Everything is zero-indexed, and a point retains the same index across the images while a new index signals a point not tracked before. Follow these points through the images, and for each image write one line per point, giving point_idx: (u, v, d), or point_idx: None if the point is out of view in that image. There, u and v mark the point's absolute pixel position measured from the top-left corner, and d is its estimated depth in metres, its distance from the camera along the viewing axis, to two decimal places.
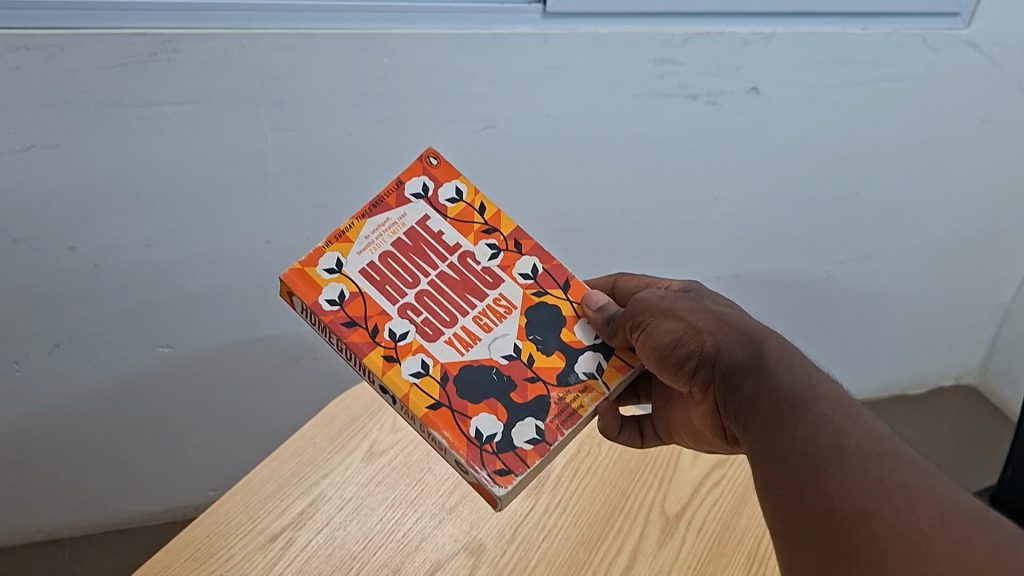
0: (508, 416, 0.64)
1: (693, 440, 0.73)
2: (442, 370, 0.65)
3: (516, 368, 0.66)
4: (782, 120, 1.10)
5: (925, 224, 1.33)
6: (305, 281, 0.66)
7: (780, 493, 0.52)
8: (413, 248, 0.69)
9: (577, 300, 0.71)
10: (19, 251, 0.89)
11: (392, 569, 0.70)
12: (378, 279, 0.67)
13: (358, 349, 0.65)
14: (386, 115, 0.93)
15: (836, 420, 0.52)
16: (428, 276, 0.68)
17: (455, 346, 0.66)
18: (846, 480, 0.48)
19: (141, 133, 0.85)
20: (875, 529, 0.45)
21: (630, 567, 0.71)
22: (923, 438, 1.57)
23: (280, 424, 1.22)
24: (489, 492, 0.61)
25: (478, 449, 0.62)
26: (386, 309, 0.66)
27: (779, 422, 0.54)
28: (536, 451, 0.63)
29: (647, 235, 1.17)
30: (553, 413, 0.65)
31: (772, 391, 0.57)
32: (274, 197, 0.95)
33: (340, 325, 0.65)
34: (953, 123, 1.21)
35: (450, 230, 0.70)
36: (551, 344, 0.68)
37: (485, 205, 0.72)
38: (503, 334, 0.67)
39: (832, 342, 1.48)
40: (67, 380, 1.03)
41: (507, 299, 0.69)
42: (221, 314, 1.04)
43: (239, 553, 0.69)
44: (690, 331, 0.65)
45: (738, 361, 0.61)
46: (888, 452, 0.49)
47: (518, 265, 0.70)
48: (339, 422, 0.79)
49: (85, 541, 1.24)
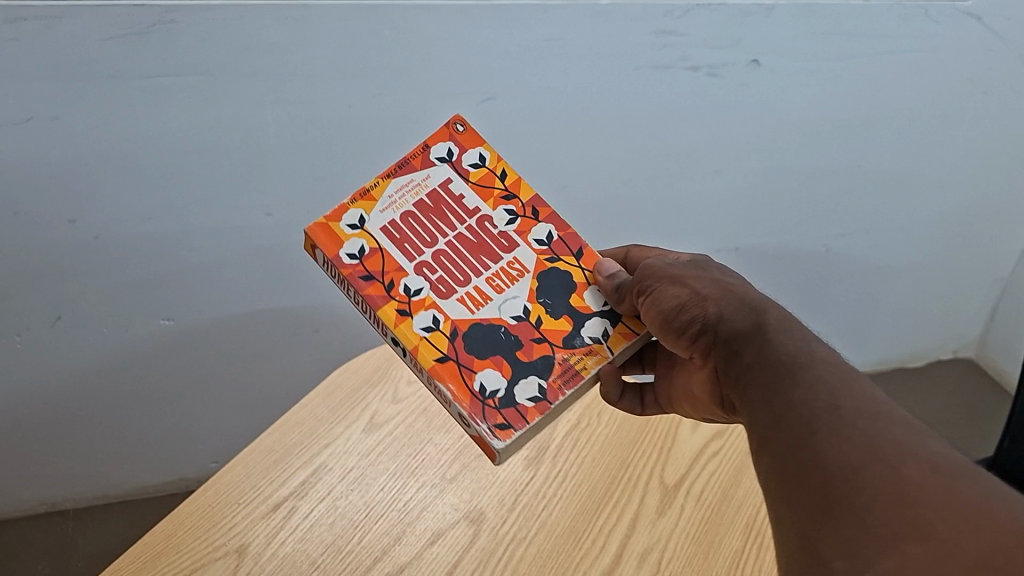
0: (512, 373, 0.65)
1: (692, 409, 0.73)
2: (453, 326, 0.67)
3: (524, 329, 0.68)
4: (783, 92, 1.09)
5: (927, 196, 1.33)
6: (328, 235, 0.68)
7: (776, 451, 0.53)
8: (434, 209, 0.70)
9: (589, 268, 0.71)
10: (19, 223, 0.89)
11: (393, 537, 0.71)
12: (398, 237, 0.69)
13: (372, 301, 0.67)
14: (385, 88, 0.93)
15: (833, 384, 0.54)
16: (447, 236, 0.70)
17: (467, 304, 0.68)
18: (841, 438, 0.50)
19: (142, 104, 0.85)
20: (865, 480, 0.48)
21: (629, 536, 0.72)
22: (920, 410, 1.59)
23: (280, 397, 1.23)
24: (488, 445, 0.62)
25: (481, 403, 0.64)
26: (403, 265, 0.68)
27: (778, 385, 0.56)
28: (536, 409, 0.64)
29: (646, 208, 1.17)
30: (557, 373, 0.66)
31: (772, 356, 0.58)
32: (274, 170, 0.95)
33: (358, 278, 0.67)
34: (957, 95, 1.20)
35: (471, 194, 0.71)
36: (560, 308, 0.69)
37: (507, 171, 0.73)
38: (513, 297, 0.69)
39: (835, 316, 1.47)
40: (69, 351, 1.03)
41: (521, 263, 0.70)
42: (221, 287, 1.04)
43: (242, 522, 0.70)
44: (694, 297, 0.65)
45: (739, 330, 0.62)
46: (881, 413, 0.52)
47: (534, 231, 0.71)
48: (340, 393, 0.79)
49: (87, 514, 1.25)
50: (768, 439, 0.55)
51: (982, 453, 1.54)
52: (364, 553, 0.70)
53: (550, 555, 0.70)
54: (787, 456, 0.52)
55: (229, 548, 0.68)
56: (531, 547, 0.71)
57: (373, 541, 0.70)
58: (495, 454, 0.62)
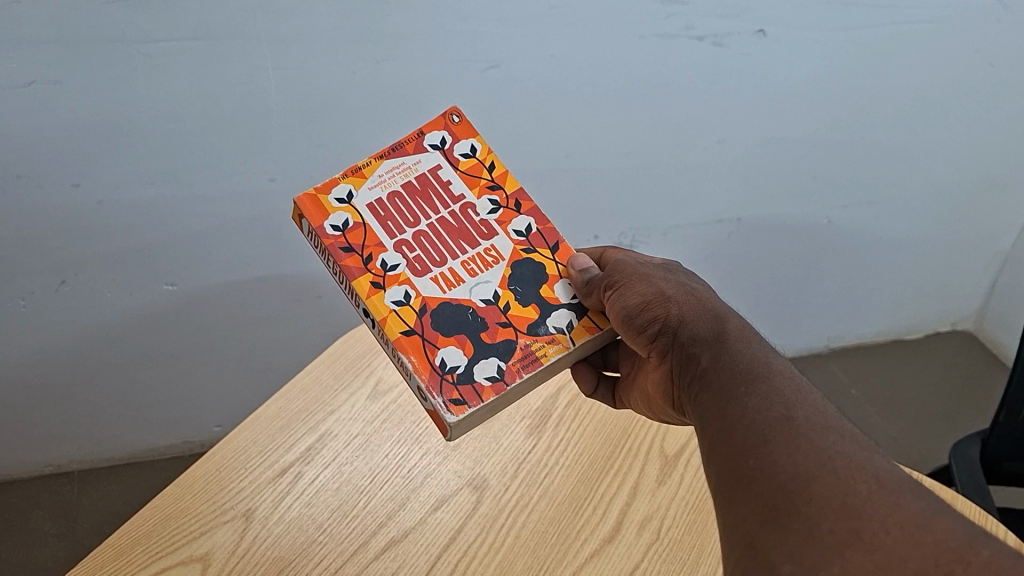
0: (474, 352, 0.63)
1: (648, 408, 0.71)
2: (422, 303, 0.65)
3: (492, 312, 0.65)
4: (788, 62, 1.09)
5: (929, 168, 1.33)
6: (315, 206, 0.67)
7: (726, 459, 0.52)
8: (420, 192, 0.69)
9: (563, 262, 0.68)
10: (23, 187, 0.90)
11: (397, 503, 0.70)
12: (382, 215, 0.67)
13: (349, 273, 0.65)
14: (385, 55, 0.92)
15: (787, 393, 0.54)
16: (429, 218, 0.68)
17: (440, 284, 0.66)
18: (793, 447, 0.50)
19: (143, 69, 0.85)
20: (814, 491, 0.47)
21: (629, 504, 0.72)
22: (915, 383, 1.60)
23: (284, 362, 1.24)
24: (442, 419, 0.60)
25: (439, 377, 0.62)
26: (383, 241, 0.67)
27: (732, 393, 0.55)
28: (492, 389, 0.62)
29: (650, 177, 1.18)
30: (517, 357, 0.64)
31: (729, 362, 0.58)
32: (276, 137, 0.95)
33: (338, 249, 0.66)
34: (959, 67, 1.19)
35: (458, 182, 0.70)
36: (529, 296, 0.67)
37: (496, 163, 0.71)
38: (486, 281, 0.66)
39: (831, 284, 1.49)
40: (73, 313, 1.04)
41: (497, 250, 0.68)
42: (224, 254, 1.05)
43: (250, 486, 0.70)
44: (659, 297, 0.63)
45: (700, 334, 0.61)
46: (834, 426, 0.51)
47: (514, 222, 0.69)
48: (344, 359, 0.79)
49: (91, 475, 1.27)
50: (719, 445, 0.53)
51: (978, 423, 1.54)
52: (369, 518, 0.69)
53: (551, 522, 0.70)
54: (739, 461, 0.51)
55: (237, 511, 0.68)
56: (533, 514, 0.70)
57: (378, 507, 0.70)
58: (448, 429, 0.60)
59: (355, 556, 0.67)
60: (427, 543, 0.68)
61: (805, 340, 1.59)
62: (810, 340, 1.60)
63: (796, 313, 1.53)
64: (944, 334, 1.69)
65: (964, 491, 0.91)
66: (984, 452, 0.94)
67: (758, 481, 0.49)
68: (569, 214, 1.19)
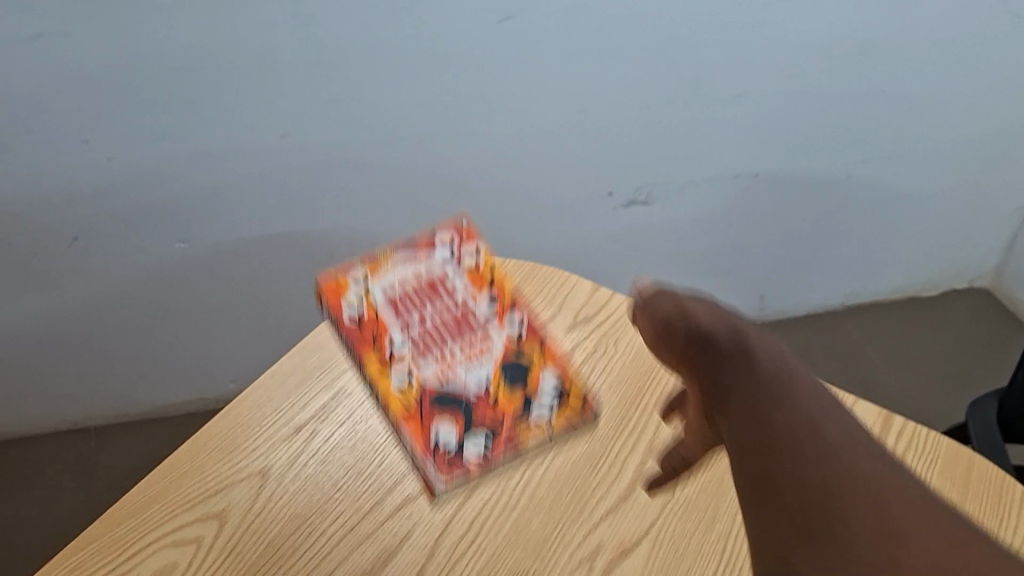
0: (465, 432, 0.71)
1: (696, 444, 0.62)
2: (422, 390, 0.74)
3: (483, 401, 0.74)
4: (810, 13, 1.06)
5: (951, 123, 1.31)
6: (336, 294, 0.80)
7: (756, 490, 0.44)
8: (429, 292, 0.81)
9: (549, 356, 0.78)
10: (34, 142, 0.90)
11: (412, 460, 0.69)
12: (394, 310, 0.79)
13: (359, 364, 0.75)
14: (399, 7, 0.91)
15: (818, 408, 0.45)
16: (434, 320, 0.79)
17: (439, 373, 0.75)
18: (826, 471, 0.41)
19: (152, 21, 0.83)
20: (852, 519, 0.39)
21: (647, 461, 0.70)
22: (930, 341, 1.59)
23: (297, 320, 1.23)
24: (431, 487, 0.67)
25: (430, 454, 0.69)
26: (394, 335, 0.77)
27: (759, 410, 0.46)
28: (478, 461, 0.69)
29: (667, 133, 1.16)
30: (501, 439, 0.71)
31: (759, 375, 0.48)
32: (288, 90, 0.93)
33: (351, 331, 0.77)
34: (985, 18, 1.17)
35: (462, 288, 0.82)
36: (518, 386, 0.75)
37: (499, 269, 0.84)
38: (479, 375, 0.76)
39: (849, 241, 1.47)
40: (87, 269, 1.05)
41: (491, 350, 0.77)
42: (236, 211, 1.04)
43: (265, 444, 0.69)
44: (684, 308, 0.55)
45: (729, 345, 0.51)
46: (868, 443, 0.43)
47: (509, 326, 0.79)
48: (357, 318, 0.78)
49: (108, 431, 1.28)
50: (752, 480, 0.44)
51: (992, 381, 1.53)
52: (384, 475, 0.68)
53: (568, 480, 0.69)
54: (769, 493, 0.43)
55: (252, 469, 0.67)
56: (549, 472, 0.69)
57: (393, 464, 0.69)
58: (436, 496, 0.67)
59: (369, 515, 0.66)
60: (443, 502, 0.66)
61: (819, 300, 1.58)
62: (824, 300, 1.58)
63: (813, 271, 1.51)
64: (961, 292, 1.67)
65: (980, 450, 0.90)
66: (1003, 413, 0.93)
67: (791, 515, 0.41)
68: (583, 170, 1.17)
